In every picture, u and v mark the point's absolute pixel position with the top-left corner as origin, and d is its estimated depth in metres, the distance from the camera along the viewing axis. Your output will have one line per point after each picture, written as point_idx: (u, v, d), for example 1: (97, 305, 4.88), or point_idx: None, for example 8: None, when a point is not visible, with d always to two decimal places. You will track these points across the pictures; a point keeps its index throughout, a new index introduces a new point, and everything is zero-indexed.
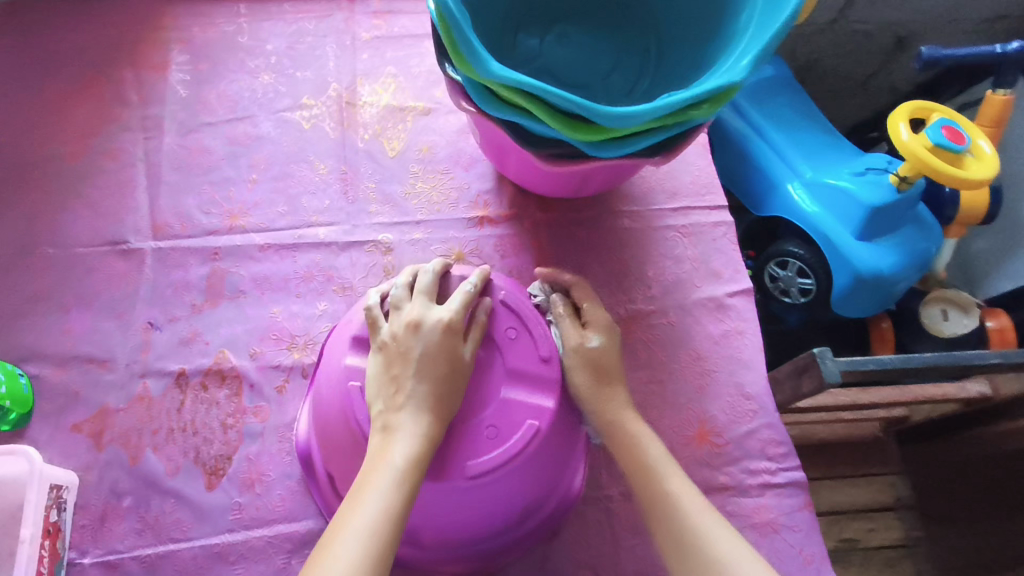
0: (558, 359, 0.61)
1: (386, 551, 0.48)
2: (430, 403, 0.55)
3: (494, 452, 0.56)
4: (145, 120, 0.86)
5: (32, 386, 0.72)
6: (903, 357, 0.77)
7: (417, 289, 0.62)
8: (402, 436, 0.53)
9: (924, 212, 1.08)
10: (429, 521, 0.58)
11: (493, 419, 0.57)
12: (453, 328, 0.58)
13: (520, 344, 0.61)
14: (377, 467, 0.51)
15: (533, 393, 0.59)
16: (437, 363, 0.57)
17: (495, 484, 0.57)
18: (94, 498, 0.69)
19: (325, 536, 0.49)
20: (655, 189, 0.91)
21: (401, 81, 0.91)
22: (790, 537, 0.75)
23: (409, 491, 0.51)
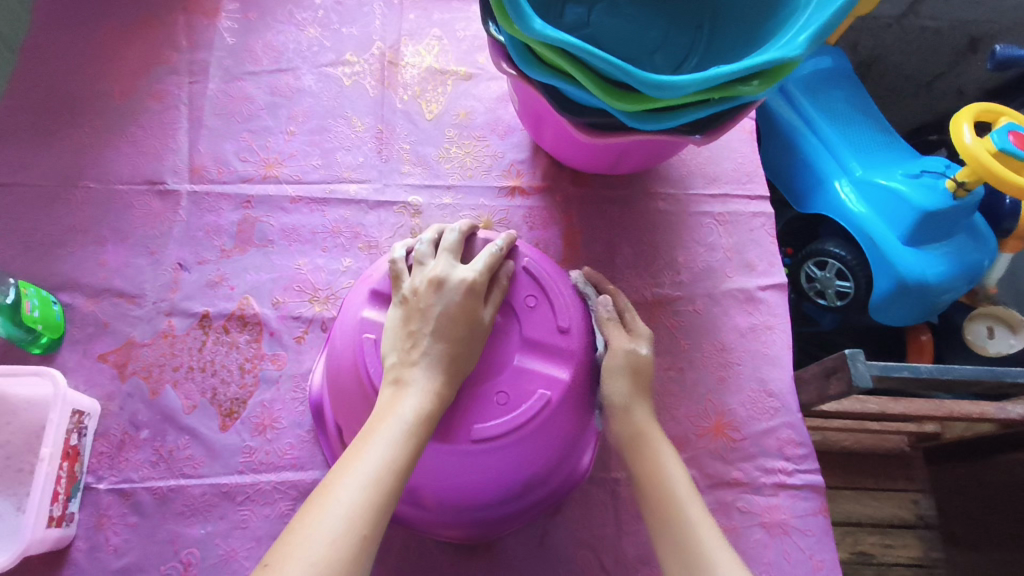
0: (577, 332, 0.60)
1: (387, 500, 0.47)
2: (444, 361, 0.55)
3: (504, 418, 0.55)
4: (192, 65, 0.87)
5: (64, 313, 0.74)
6: (939, 368, 0.72)
7: (442, 247, 0.61)
8: (414, 391, 0.53)
9: (978, 222, 1.02)
10: (432, 484, 0.58)
11: (505, 386, 0.57)
12: (475, 289, 0.58)
13: (539, 313, 0.60)
14: (386, 418, 0.51)
15: (548, 363, 0.59)
16: (456, 323, 0.56)
17: (502, 451, 0.56)
18: (114, 426, 0.71)
19: (326, 479, 0.48)
20: (694, 174, 0.88)
21: (446, 44, 0.90)
22: (802, 541, 0.72)
23: (416, 444, 0.50)
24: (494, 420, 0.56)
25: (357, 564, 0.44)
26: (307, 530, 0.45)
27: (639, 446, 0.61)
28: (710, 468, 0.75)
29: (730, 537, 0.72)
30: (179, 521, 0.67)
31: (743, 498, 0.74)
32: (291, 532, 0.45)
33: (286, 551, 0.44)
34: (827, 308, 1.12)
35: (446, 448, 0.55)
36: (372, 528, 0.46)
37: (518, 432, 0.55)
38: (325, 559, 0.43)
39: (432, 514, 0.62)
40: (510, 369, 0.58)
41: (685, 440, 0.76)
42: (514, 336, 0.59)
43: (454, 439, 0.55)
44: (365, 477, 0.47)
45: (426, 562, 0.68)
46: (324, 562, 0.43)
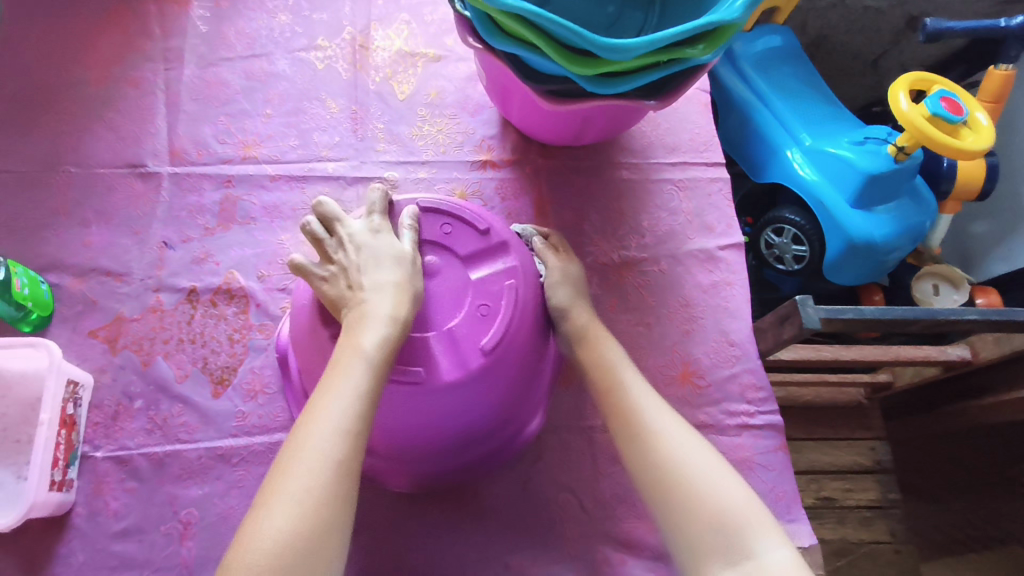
0: (498, 228, 0.65)
1: (363, 420, 0.52)
2: (398, 292, 0.59)
3: (484, 326, 0.60)
4: (167, 52, 0.89)
5: (52, 293, 0.76)
6: (882, 309, 0.78)
7: (334, 221, 0.65)
8: (374, 319, 0.57)
9: (918, 184, 1.10)
10: (450, 420, 0.61)
11: (481, 299, 0.62)
12: (379, 232, 0.63)
13: (457, 234, 0.65)
14: (349, 354, 0.54)
15: (494, 262, 0.64)
16: (388, 259, 0.61)
17: (503, 356, 0.60)
18: (108, 398, 0.73)
19: (304, 412, 0.52)
20: (655, 144, 0.94)
21: (414, 27, 0.95)
22: (763, 475, 0.78)
23: (382, 368, 0.55)
24: (487, 333, 0.60)
25: (347, 474, 0.49)
26: (297, 453, 0.49)
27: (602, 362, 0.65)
28: (678, 413, 0.80)
29: None
30: (177, 483, 0.70)
31: (710, 439, 0.80)
32: (279, 466, 0.49)
33: (279, 481, 0.48)
34: (786, 272, 1.20)
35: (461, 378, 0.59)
36: (354, 442, 0.51)
37: (509, 333, 0.61)
38: (319, 474, 0.48)
39: (438, 453, 0.65)
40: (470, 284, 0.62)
41: (654, 388, 0.81)
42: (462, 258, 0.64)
43: (464, 365, 0.59)
44: (339, 410, 0.51)
45: (417, 511, 0.72)
46: (317, 486, 0.47)
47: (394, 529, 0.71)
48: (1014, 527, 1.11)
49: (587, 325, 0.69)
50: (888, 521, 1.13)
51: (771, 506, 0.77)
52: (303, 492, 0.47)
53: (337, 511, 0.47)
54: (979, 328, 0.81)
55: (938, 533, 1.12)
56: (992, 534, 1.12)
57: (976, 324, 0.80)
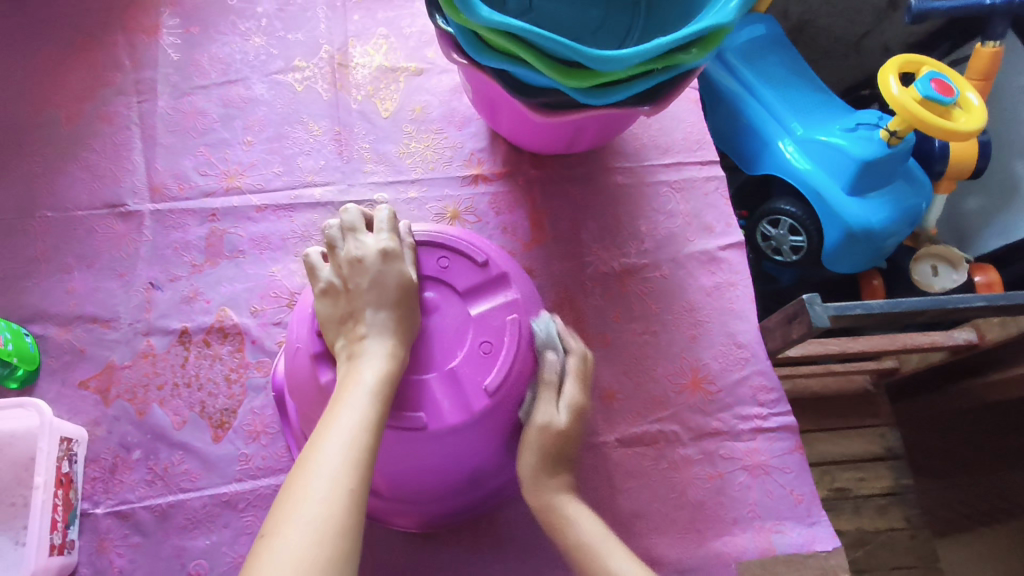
0: (495, 260, 0.61)
1: (365, 457, 0.49)
2: (392, 329, 0.56)
3: (484, 366, 0.57)
4: (139, 84, 0.86)
5: (37, 345, 0.73)
6: (891, 302, 0.77)
7: (346, 228, 0.62)
8: (370, 357, 0.54)
9: (911, 166, 1.09)
10: (456, 460, 0.59)
11: (482, 335, 0.58)
12: (388, 256, 0.59)
13: (455, 268, 0.61)
14: (350, 387, 0.52)
15: (495, 295, 0.60)
16: (390, 289, 0.57)
17: (506, 397, 0.58)
18: (104, 451, 0.70)
19: (303, 453, 0.50)
20: (647, 146, 0.92)
21: (393, 42, 0.92)
22: (781, 479, 0.77)
23: (382, 405, 0.52)
24: (491, 373, 0.57)
25: (350, 514, 0.46)
26: (295, 495, 0.46)
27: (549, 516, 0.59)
28: (691, 422, 0.79)
29: (717, 484, 0.76)
30: (183, 535, 0.67)
31: (725, 445, 0.78)
32: (283, 502, 0.46)
33: (283, 519, 0.45)
34: (784, 263, 1.19)
35: (464, 422, 0.56)
36: (357, 483, 0.48)
37: (511, 375, 0.57)
38: (319, 516, 0.44)
39: (447, 490, 0.63)
40: (469, 322, 0.59)
41: (665, 397, 0.80)
42: (461, 291, 0.61)
43: (467, 409, 0.56)
44: (342, 440, 0.49)
45: (433, 546, 0.70)
46: (322, 518, 0.44)
47: (410, 564, 0.69)
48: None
49: (552, 499, 0.59)
50: (902, 507, 1.12)
51: (791, 510, 0.75)
52: (303, 535, 0.43)
53: (340, 555, 0.43)
54: (987, 314, 0.80)
55: (949, 512, 1.12)
56: (1004, 507, 1.12)
57: (985, 310, 0.79)
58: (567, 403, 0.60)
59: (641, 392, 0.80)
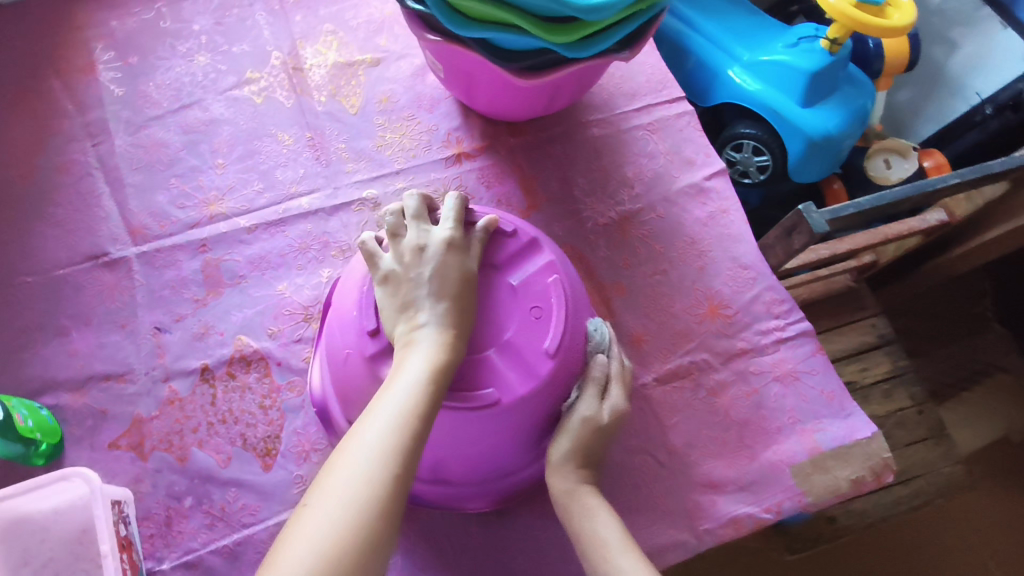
0: (524, 230, 0.65)
1: (411, 442, 0.49)
2: (451, 318, 0.57)
3: (540, 329, 0.59)
4: (89, 127, 0.82)
5: (54, 416, 0.69)
6: (876, 197, 0.81)
7: (409, 216, 0.63)
8: (423, 345, 0.55)
9: (853, 70, 1.13)
10: (528, 427, 0.61)
11: (531, 302, 0.61)
12: (455, 246, 0.60)
13: (489, 245, 0.64)
14: (400, 373, 0.53)
15: (533, 261, 0.63)
16: (450, 277, 0.59)
17: (566, 357, 0.60)
18: (155, 506, 0.68)
19: (351, 430, 0.51)
20: (615, 95, 0.93)
21: (342, 36, 0.89)
22: (810, 381, 0.80)
23: (432, 391, 0.52)
24: (547, 336, 0.59)
25: (388, 499, 0.47)
26: (337, 471, 0.48)
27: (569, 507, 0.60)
28: (718, 347, 0.82)
29: (754, 399, 0.79)
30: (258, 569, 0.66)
31: (753, 362, 0.81)
32: (326, 473, 0.48)
33: (320, 494, 0.46)
34: (752, 185, 1.23)
35: (534, 388, 0.58)
36: (401, 468, 0.48)
37: (567, 336, 0.60)
38: (354, 497, 0.46)
39: (519, 460, 0.64)
40: (515, 294, 0.61)
41: (688, 330, 0.82)
42: (500, 268, 0.63)
43: (534, 375, 0.58)
44: (388, 422, 0.50)
45: (509, 521, 0.70)
46: (359, 498, 0.46)
47: (490, 543, 0.69)
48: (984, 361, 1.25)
49: (571, 492, 0.61)
50: (906, 387, 1.13)
51: (826, 408, 0.79)
52: (340, 515, 0.45)
53: (374, 537, 0.45)
54: (961, 191, 0.85)
55: (942, 379, 1.24)
56: (976, 370, 1.25)
57: (960, 187, 0.84)
58: (574, 448, 0.61)
59: (665, 330, 0.82)
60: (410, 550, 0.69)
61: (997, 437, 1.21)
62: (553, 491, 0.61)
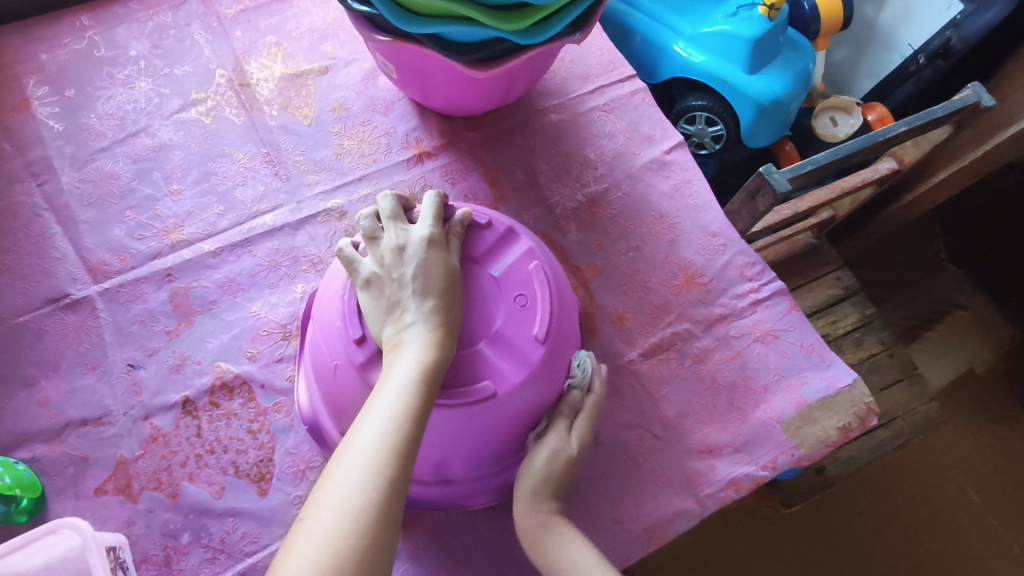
0: (500, 220, 0.65)
1: (406, 443, 0.48)
2: (439, 314, 0.57)
3: (528, 315, 0.61)
4: (32, 166, 0.79)
5: (33, 468, 0.66)
6: (831, 152, 0.83)
7: (385, 218, 0.63)
8: (412, 344, 0.54)
9: (791, 34, 1.15)
10: (524, 416, 0.62)
11: (515, 292, 0.62)
12: (435, 242, 0.60)
13: (468, 238, 0.65)
14: (390, 375, 0.52)
15: (511, 250, 0.64)
16: (436, 274, 0.58)
17: (555, 341, 0.61)
18: (151, 547, 0.65)
19: (345, 436, 0.49)
20: (568, 79, 0.93)
21: (286, 47, 0.88)
22: (789, 337, 0.82)
23: (424, 390, 0.51)
24: (535, 323, 0.60)
25: (388, 501, 0.45)
26: (334, 478, 0.46)
27: (536, 545, 0.60)
28: (698, 315, 0.83)
29: (739, 361, 0.81)
30: None
31: (733, 326, 0.83)
32: (321, 479, 0.47)
33: (318, 503, 0.44)
34: (709, 156, 1.25)
35: (528, 376, 0.59)
36: (398, 469, 0.47)
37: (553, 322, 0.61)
38: (352, 503, 0.44)
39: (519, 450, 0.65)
40: (499, 286, 0.62)
41: (667, 302, 0.83)
42: (480, 261, 0.64)
43: (526, 363, 0.59)
44: (379, 426, 0.48)
45: (515, 512, 0.70)
46: (356, 499, 0.44)
47: (500, 537, 0.69)
48: (944, 301, 1.30)
49: (546, 523, 0.61)
50: (876, 334, 1.14)
51: (808, 361, 0.81)
52: (338, 520, 0.43)
53: (377, 540, 0.43)
54: (910, 137, 0.87)
55: (908, 322, 1.30)
56: (938, 310, 1.30)
57: (908, 134, 0.86)
58: (534, 487, 0.62)
59: (645, 304, 0.83)
60: (420, 555, 0.68)
61: (963, 372, 1.26)
62: (524, 528, 0.61)
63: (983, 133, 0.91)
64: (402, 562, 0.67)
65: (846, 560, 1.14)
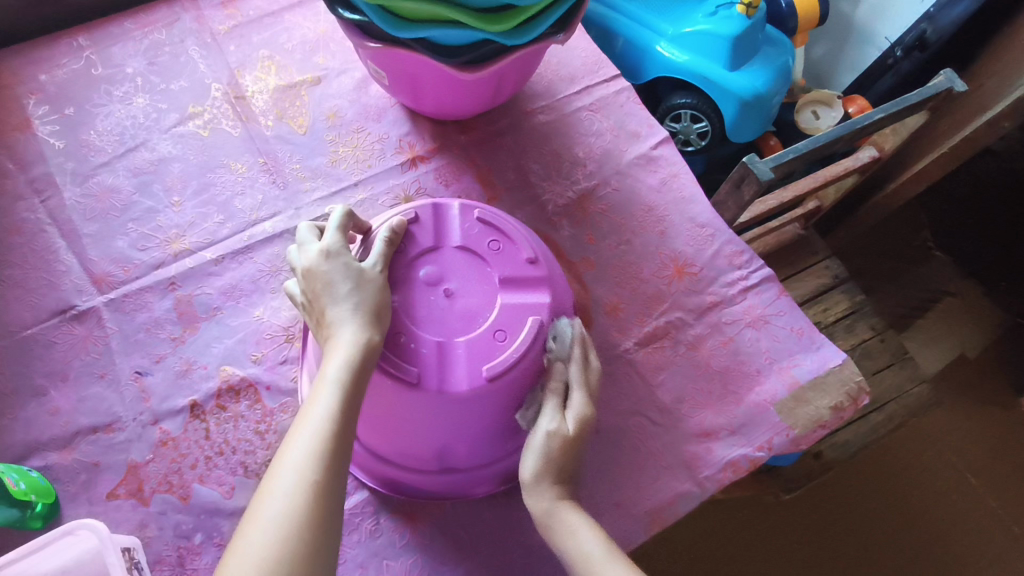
0: (426, 210, 0.67)
1: (331, 451, 0.50)
2: (355, 314, 0.57)
3: (506, 253, 0.66)
4: (34, 183, 0.81)
5: (45, 476, 0.68)
6: (811, 140, 0.86)
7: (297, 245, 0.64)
8: (335, 350, 0.55)
9: (770, 31, 1.18)
10: (524, 398, 0.64)
11: (486, 239, 0.66)
12: (330, 253, 0.60)
13: (411, 233, 0.66)
14: (318, 385, 0.54)
15: (453, 220, 0.67)
16: (340, 281, 0.58)
17: (551, 328, 0.64)
18: (164, 548, 0.66)
19: (279, 450, 0.51)
20: (555, 81, 0.96)
21: (279, 59, 0.90)
22: (779, 322, 0.84)
23: (348, 396, 0.53)
24: (517, 250, 0.66)
25: (311, 510, 0.47)
26: (266, 494, 0.48)
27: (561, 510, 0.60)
28: (690, 303, 0.85)
29: (731, 347, 0.83)
30: None
31: (725, 313, 0.85)
32: (246, 517, 0.47)
33: (250, 521, 0.47)
34: (695, 152, 1.28)
35: (527, 349, 0.62)
36: (321, 477, 0.49)
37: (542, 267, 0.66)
38: (278, 515, 0.46)
39: (517, 437, 0.68)
40: (484, 263, 0.65)
41: (659, 293, 0.86)
42: (428, 249, 0.65)
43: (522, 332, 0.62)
44: (306, 438, 0.50)
45: (520, 500, 0.71)
46: (280, 513, 0.46)
47: (506, 525, 0.70)
48: (932, 289, 1.33)
49: (550, 510, 0.59)
50: (865, 320, 1.16)
51: (799, 345, 0.83)
52: (264, 536, 0.45)
53: (303, 548, 0.45)
54: (887, 123, 0.90)
55: (899, 310, 1.32)
56: (927, 297, 1.33)
57: (886, 119, 0.89)
58: (540, 467, 0.60)
59: (639, 295, 0.86)
60: (427, 547, 0.69)
61: (955, 357, 1.29)
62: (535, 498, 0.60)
63: (960, 120, 0.94)
64: (411, 553, 0.69)
65: (849, 546, 1.16)
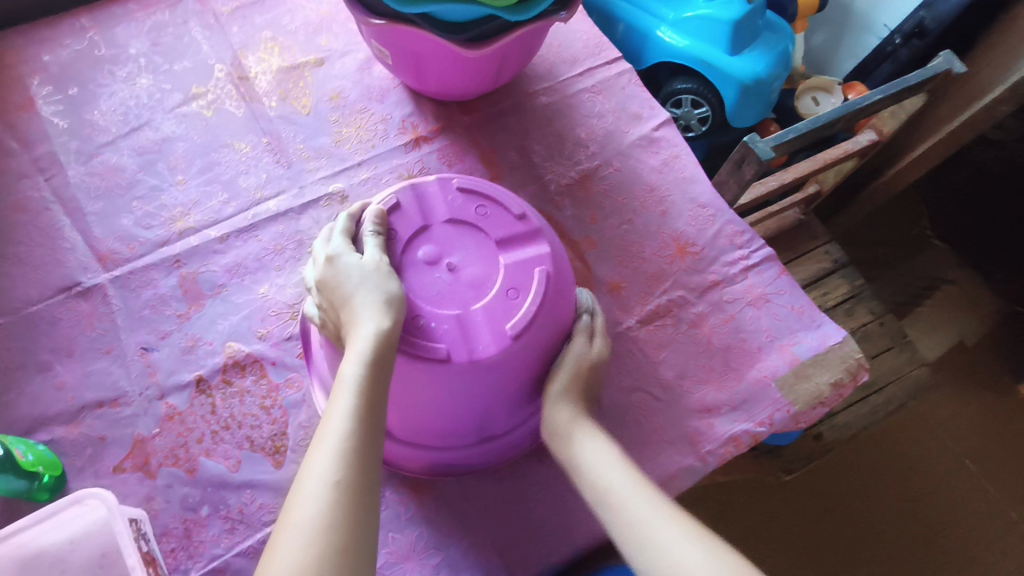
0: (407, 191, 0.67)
1: (355, 447, 0.49)
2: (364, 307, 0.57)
3: (495, 214, 0.67)
4: (38, 161, 0.81)
5: (52, 450, 0.68)
6: (811, 121, 0.86)
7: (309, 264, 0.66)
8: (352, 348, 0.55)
9: (770, 16, 1.18)
10: (532, 365, 0.65)
11: (473, 206, 0.67)
12: (331, 257, 0.61)
13: (397, 219, 0.65)
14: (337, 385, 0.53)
15: (436, 197, 0.67)
16: (344, 282, 0.59)
17: (553, 299, 0.65)
18: (171, 520, 0.67)
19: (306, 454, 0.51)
20: (557, 63, 0.97)
21: (282, 40, 0.91)
22: (780, 301, 0.85)
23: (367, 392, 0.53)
24: (505, 210, 0.67)
25: (342, 508, 0.46)
26: (294, 497, 0.47)
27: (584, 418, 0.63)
28: (691, 282, 0.86)
29: (733, 324, 0.83)
30: None
31: (726, 292, 0.85)
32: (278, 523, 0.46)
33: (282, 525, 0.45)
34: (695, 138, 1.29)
35: (537, 307, 0.62)
36: (347, 475, 0.48)
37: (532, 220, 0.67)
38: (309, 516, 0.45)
39: (521, 410, 0.69)
40: (479, 230, 0.66)
41: (660, 271, 0.86)
42: (420, 232, 0.65)
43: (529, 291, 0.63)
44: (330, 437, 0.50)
45: (524, 474, 0.72)
46: (309, 515, 0.45)
47: (511, 498, 0.71)
48: (931, 276, 1.34)
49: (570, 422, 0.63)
50: (865, 305, 1.16)
51: (800, 322, 0.83)
52: (296, 538, 0.44)
53: (337, 546, 0.44)
54: (887, 104, 0.90)
55: (898, 297, 1.33)
56: (925, 285, 1.34)
57: (885, 101, 0.89)
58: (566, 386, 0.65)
59: (640, 274, 0.86)
60: (432, 519, 0.70)
61: (954, 343, 1.30)
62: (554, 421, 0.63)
63: (959, 105, 0.94)
64: (417, 526, 0.69)
65: (849, 529, 1.17)
